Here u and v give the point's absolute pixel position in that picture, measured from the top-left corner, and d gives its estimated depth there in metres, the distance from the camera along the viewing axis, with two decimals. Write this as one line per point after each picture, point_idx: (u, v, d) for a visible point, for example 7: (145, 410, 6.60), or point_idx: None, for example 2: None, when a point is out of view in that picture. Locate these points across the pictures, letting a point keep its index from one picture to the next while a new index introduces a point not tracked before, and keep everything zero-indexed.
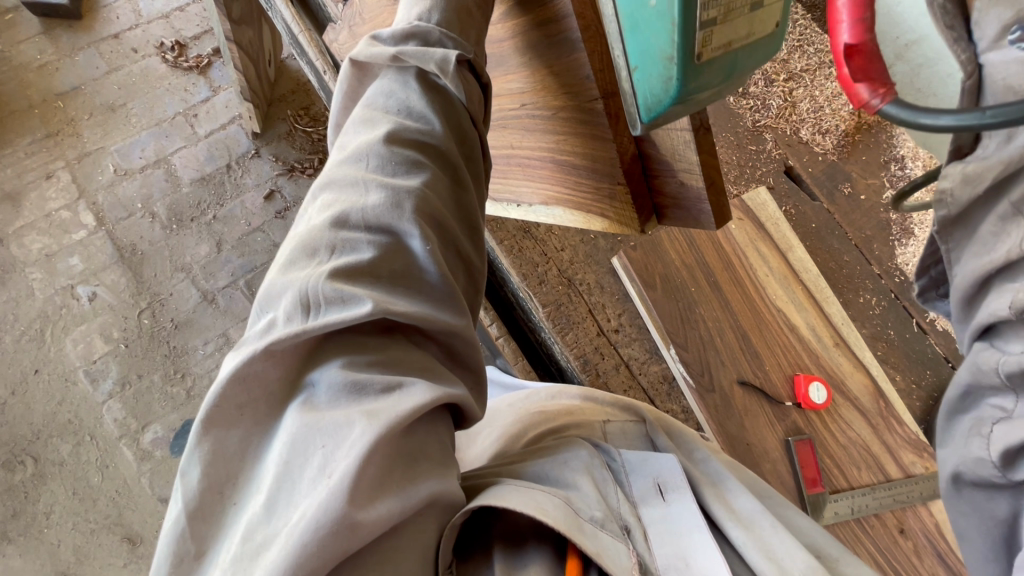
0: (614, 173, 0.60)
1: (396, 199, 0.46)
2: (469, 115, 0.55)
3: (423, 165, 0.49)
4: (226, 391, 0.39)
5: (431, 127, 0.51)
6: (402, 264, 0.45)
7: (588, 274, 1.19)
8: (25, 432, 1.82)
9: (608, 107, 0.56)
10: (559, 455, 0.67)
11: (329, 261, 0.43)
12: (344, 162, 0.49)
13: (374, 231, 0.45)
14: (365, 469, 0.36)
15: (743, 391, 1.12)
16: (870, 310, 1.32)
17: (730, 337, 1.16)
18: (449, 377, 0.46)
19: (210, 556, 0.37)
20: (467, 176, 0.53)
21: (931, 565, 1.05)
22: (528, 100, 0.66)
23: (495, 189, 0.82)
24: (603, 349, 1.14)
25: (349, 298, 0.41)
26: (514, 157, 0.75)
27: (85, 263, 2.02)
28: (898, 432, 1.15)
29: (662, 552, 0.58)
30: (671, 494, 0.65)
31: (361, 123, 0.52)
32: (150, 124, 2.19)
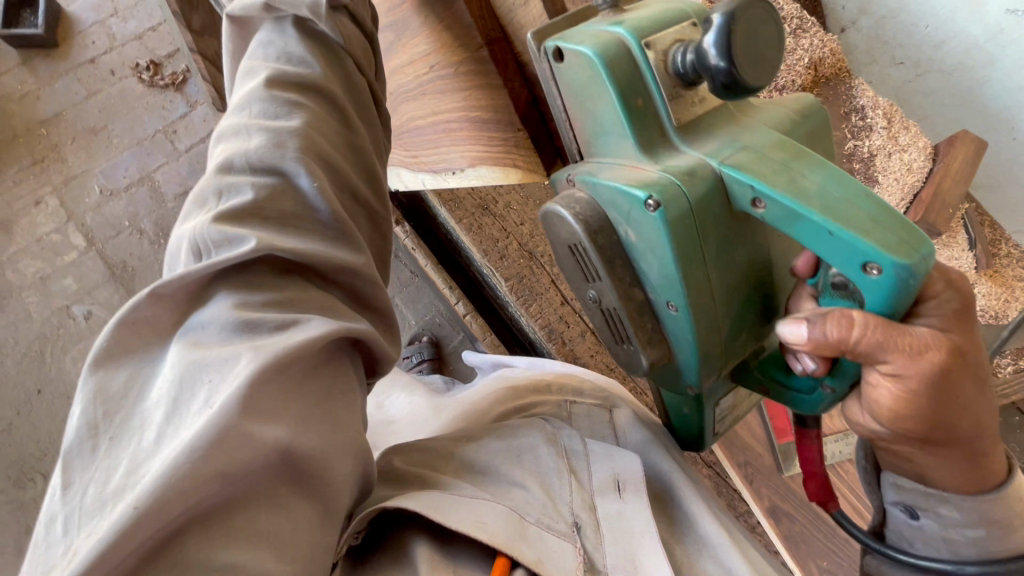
0: (513, 119, 0.64)
1: (277, 139, 0.48)
2: (351, 61, 0.57)
3: (303, 106, 0.50)
4: (116, 334, 0.40)
5: (312, 70, 0.53)
6: (290, 204, 0.47)
7: (548, 245, 1.20)
8: (33, 451, 1.88)
9: (493, 52, 0.62)
10: (514, 440, 0.68)
11: (215, 207, 0.45)
12: (230, 115, 0.52)
13: (258, 172, 0.47)
14: (251, 396, 0.38)
15: None
16: None
17: None
18: (344, 313, 0.47)
19: (79, 490, 0.35)
20: (356, 121, 0.55)
21: None
22: (433, 60, 0.69)
23: (433, 162, 0.85)
24: (568, 317, 1.16)
25: (232, 238, 0.43)
26: (439, 124, 0.77)
27: (78, 283, 2.07)
28: None
29: (613, 550, 0.59)
30: (629, 492, 0.64)
31: (243, 77, 0.54)
32: (131, 143, 2.24)
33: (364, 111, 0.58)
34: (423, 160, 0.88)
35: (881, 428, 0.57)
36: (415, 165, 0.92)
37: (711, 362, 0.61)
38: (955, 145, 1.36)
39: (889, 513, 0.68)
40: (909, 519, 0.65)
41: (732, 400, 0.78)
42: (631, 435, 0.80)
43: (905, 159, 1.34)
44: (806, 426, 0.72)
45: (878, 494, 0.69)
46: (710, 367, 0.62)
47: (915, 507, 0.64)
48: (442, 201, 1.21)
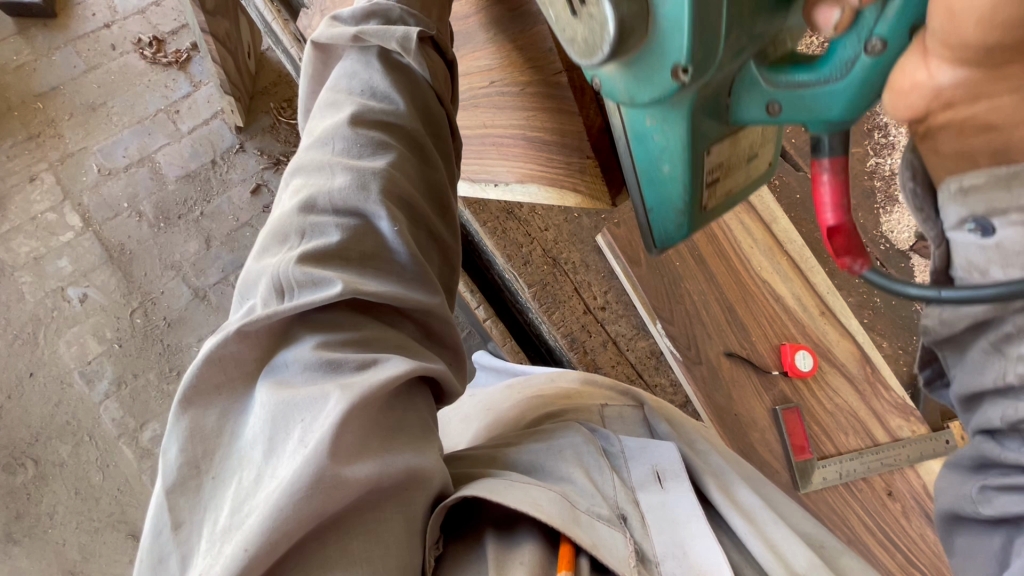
0: (583, 146, 0.66)
1: (361, 181, 0.47)
2: (433, 93, 0.58)
3: (389, 146, 0.51)
4: (204, 371, 0.40)
5: (395, 107, 0.53)
6: (371, 246, 0.47)
7: (573, 252, 1.19)
8: (24, 435, 1.83)
9: (572, 79, 0.63)
10: (553, 440, 0.66)
11: (300, 245, 0.45)
12: (310, 147, 0.52)
13: (342, 214, 0.47)
14: (342, 437, 0.37)
15: (730, 362, 1.13)
16: (857, 279, 1.34)
17: (718, 314, 1.15)
18: (424, 354, 0.47)
19: (188, 527, 0.37)
20: (434, 156, 0.55)
21: (919, 525, 1.09)
22: (496, 77, 0.72)
23: (473, 171, 0.90)
24: (590, 327, 1.15)
25: (320, 281, 0.43)
26: (488, 136, 0.82)
27: (74, 265, 2.01)
28: (884, 397, 1.17)
29: (661, 540, 0.55)
30: (669, 481, 0.63)
31: (327, 107, 0.54)
32: (132, 122, 2.17)
33: (438, 142, 0.58)
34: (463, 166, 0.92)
35: (953, 69, 0.34)
36: None
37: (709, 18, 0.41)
38: None
39: (952, 245, 0.42)
40: (980, 241, 0.39)
41: (758, 141, 0.58)
42: (660, 427, 0.78)
43: None
44: (826, 154, 0.48)
45: (935, 221, 0.42)
46: (706, 39, 0.42)
47: (988, 210, 0.38)
48: (466, 203, 1.18)
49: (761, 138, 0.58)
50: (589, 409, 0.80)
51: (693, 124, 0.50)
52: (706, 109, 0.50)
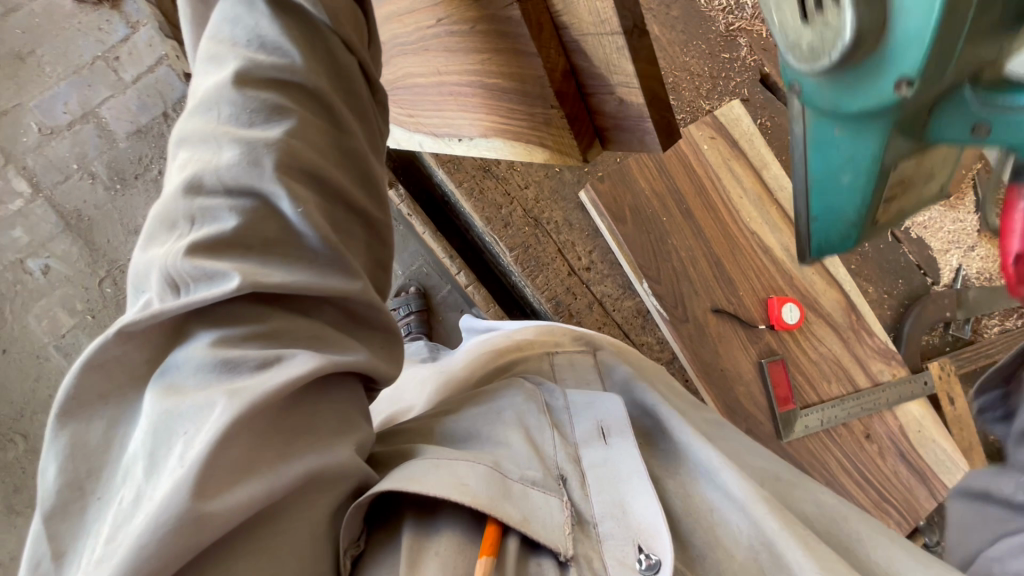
0: (546, 94, 0.48)
1: (251, 157, 0.37)
2: (338, 40, 0.41)
3: (286, 110, 0.39)
4: (83, 379, 0.37)
5: (291, 60, 0.39)
6: (274, 229, 0.40)
7: (554, 211, 1.13)
8: (8, 412, 1.81)
9: (526, 12, 0.44)
10: (494, 402, 0.65)
11: (189, 234, 0.37)
12: (192, 111, 0.39)
13: (234, 194, 0.38)
14: (226, 451, 0.35)
15: (717, 319, 1.11)
16: None
17: (704, 265, 1.12)
18: (337, 344, 0.45)
19: (69, 556, 0.35)
20: (348, 119, 0.42)
21: (892, 462, 1.16)
22: (442, 14, 0.55)
23: (436, 124, 0.76)
24: (575, 289, 1.12)
25: (213, 274, 0.37)
26: (445, 85, 0.66)
27: (29, 235, 1.90)
28: (867, 343, 1.19)
29: (600, 499, 0.54)
30: (614, 437, 0.60)
31: (206, 61, 0.39)
32: (68, 73, 1.96)
33: (352, 98, 0.43)
34: (423, 120, 0.80)
35: None
36: (412, 125, 0.84)
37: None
38: None
39: None
40: None
41: (942, 163, 0.44)
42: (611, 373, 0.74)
43: None
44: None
45: None
46: (943, 40, 0.31)
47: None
48: (438, 162, 1.10)
49: (948, 162, 0.45)
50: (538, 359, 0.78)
51: (885, 142, 0.39)
52: (909, 120, 0.37)
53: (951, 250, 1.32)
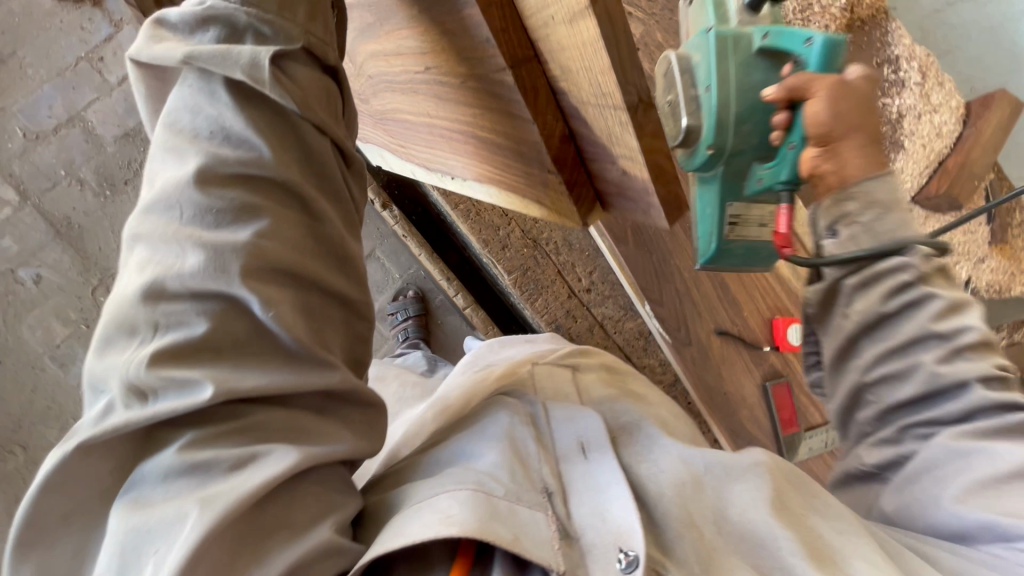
0: (542, 158, 0.44)
1: (218, 263, 0.35)
2: (310, 124, 0.38)
3: (256, 208, 0.36)
4: (43, 501, 0.36)
5: (258, 152, 0.36)
6: (245, 330, 0.37)
7: (554, 231, 1.10)
8: (7, 423, 1.81)
9: (520, 80, 0.39)
10: (478, 424, 0.62)
11: (153, 342, 0.35)
12: (149, 206, 0.36)
13: (201, 297, 0.35)
14: (198, 567, 0.34)
15: (721, 341, 1.08)
16: None
17: (707, 288, 1.08)
18: (317, 429, 0.42)
19: None
20: (322, 204, 0.40)
21: None
22: (429, 64, 0.50)
23: (428, 159, 0.71)
24: (575, 312, 1.10)
25: (184, 381, 0.35)
26: (435, 128, 0.60)
27: (19, 244, 1.85)
28: None
29: (582, 511, 0.51)
30: (593, 451, 0.57)
31: (163, 150, 0.37)
32: (51, 75, 1.87)
33: (324, 182, 0.40)
34: (414, 153, 0.74)
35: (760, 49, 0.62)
36: (403, 154, 0.79)
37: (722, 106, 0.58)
38: (990, 107, 1.27)
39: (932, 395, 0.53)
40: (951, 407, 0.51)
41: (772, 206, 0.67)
42: (598, 398, 0.72)
43: (934, 121, 1.27)
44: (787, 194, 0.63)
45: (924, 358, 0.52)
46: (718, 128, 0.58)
47: (839, 220, 0.54)
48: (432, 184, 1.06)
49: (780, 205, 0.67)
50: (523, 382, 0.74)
51: (719, 194, 0.66)
52: (728, 178, 0.64)
53: (961, 262, 1.27)
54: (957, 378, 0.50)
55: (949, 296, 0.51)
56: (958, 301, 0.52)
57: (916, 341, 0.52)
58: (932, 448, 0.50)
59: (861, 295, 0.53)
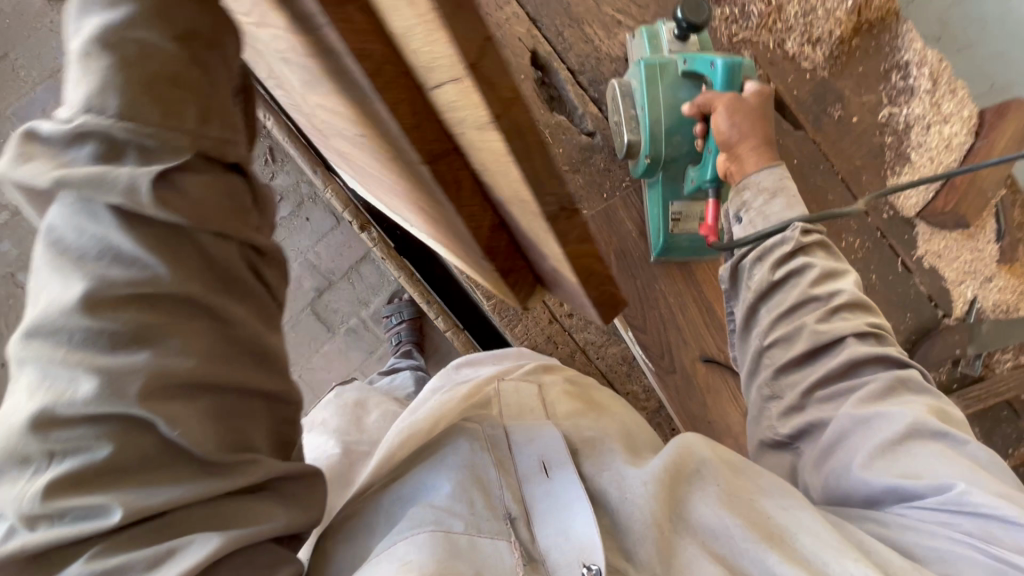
0: (474, 248, 0.41)
1: (112, 391, 0.34)
2: (210, 235, 0.35)
3: (155, 329, 0.34)
4: None
5: (153, 274, 0.33)
6: (150, 447, 0.37)
7: None
8: None
9: (439, 175, 0.35)
10: (441, 455, 0.60)
11: (51, 470, 0.35)
12: (32, 324, 0.34)
13: (99, 422, 0.35)
14: None
15: (706, 369, 1.06)
16: (854, 254, 1.20)
17: (694, 314, 1.06)
18: (240, 512, 0.42)
19: None
20: (232, 309, 0.38)
21: None
22: (359, 132, 0.46)
23: (385, 198, 0.68)
24: (556, 337, 1.07)
25: (94, 504, 0.36)
26: (382, 179, 0.57)
27: (16, 247, 1.85)
28: None
29: (547, 534, 0.54)
30: (556, 470, 0.60)
31: (48, 272, 0.33)
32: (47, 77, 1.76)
33: (233, 286, 0.38)
34: (372, 188, 0.71)
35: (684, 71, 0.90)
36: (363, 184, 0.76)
37: (657, 132, 0.90)
38: (1006, 115, 1.21)
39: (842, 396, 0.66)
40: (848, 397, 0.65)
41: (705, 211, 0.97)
42: (562, 419, 0.71)
43: (944, 133, 1.22)
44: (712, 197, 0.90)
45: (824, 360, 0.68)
46: (653, 147, 0.91)
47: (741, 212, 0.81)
48: None
49: None
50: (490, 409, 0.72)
51: (663, 194, 0.97)
52: (668, 183, 0.96)
53: (966, 281, 1.25)
54: (838, 333, 0.68)
55: (822, 266, 0.72)
56: (829, 269, 0.73)
57: (804, 303, 0.71)
58: (841, 418, 0.63)
59: (758, 267, 0.76)
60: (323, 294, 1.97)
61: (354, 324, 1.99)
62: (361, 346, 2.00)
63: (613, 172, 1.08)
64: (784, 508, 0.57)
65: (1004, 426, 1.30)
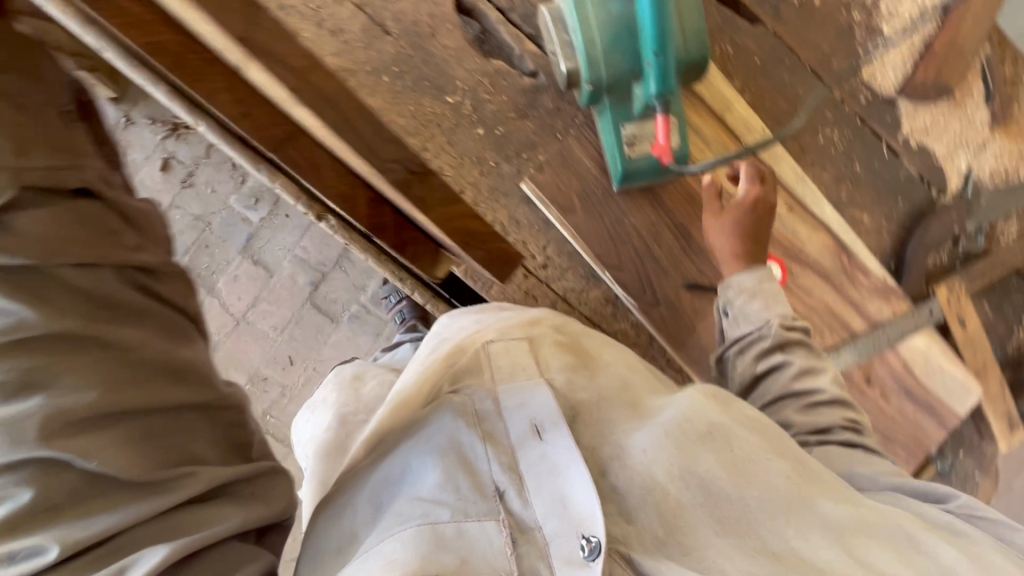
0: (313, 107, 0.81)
1: (14, 436, 0.36)
2: (69, 264, 0.41)
3: (43, 371, 0.38)
4: None
5: (21, 316, 0.37)
6: (72, 482, 0.38)
7: (498, 212, 1.03)
8: None
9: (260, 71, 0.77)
10: (423, 431, 0.61)
11: None
12: None
13: (12, 468, 0.36)
14: None
15: (691, 295, 1.04)
16: (833, 148, 1.14)
17: (669, 242, 1.03)
18: (197, 518, 0.42)
19: None
20: (120, 333, 0.42)
21: (895, 401, 1.13)
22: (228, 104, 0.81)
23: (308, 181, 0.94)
24: (534, 291, 1.05)
25: (26, 549, 0.36)
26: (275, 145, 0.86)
27: None
28: (863, 283, 1.12)
29: (539, 501, 0.55)
30: (547, 433, 0.59)
31: None
32: None
33: (119, 309, 0.43)
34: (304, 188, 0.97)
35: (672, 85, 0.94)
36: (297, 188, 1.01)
37: (593, 56, 0.84)
38: None
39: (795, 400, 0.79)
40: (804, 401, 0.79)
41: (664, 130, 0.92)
42: (556, 377, 0.67)
43: None
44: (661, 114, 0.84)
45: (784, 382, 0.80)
46: (593, 72, 0.85)
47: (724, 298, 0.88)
48: None
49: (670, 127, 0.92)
50: (481, 366, 0.69)
51: (613, 119, 0.91)
52: (617, 106, 0.90)
53: (958, 153, 1.18)
54: (823, 424, 0.76)
55: (799, 363, 0.81)
56: (808, 365, 0.81)
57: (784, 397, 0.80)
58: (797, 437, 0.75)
59: (742, 358, 0.85)
60: (319, 287, 1.98)
61: (355, 311, 1.98)
62: (368, 330, 1.97)
63: (564, 111, 1.03)
64: (798, 478, 0.59)
65: (1016, 295, 1.25)
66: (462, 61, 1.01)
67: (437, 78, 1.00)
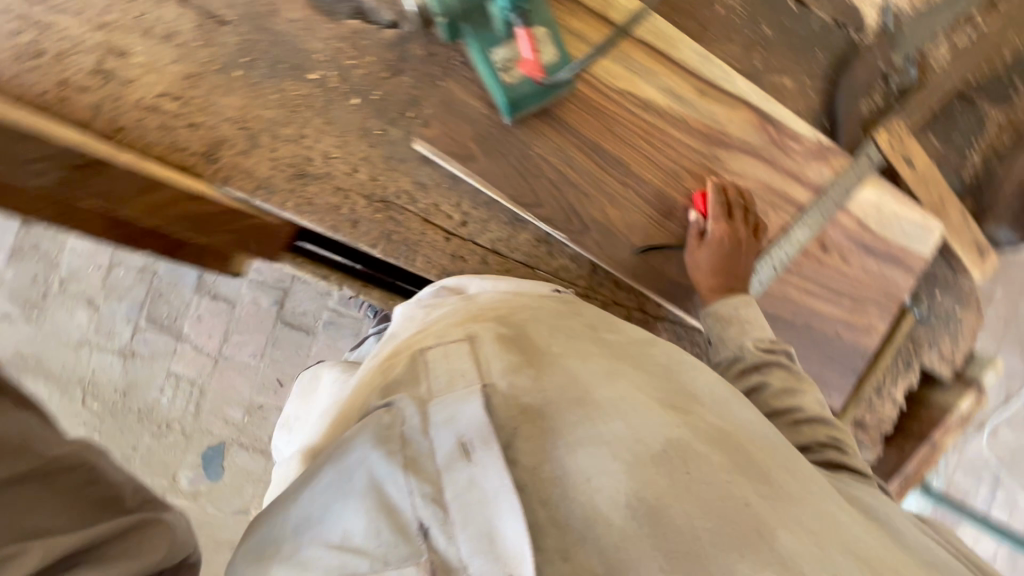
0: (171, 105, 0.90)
1: None
2: None
3: None
4: None
5: None
6: None
7: (400, 180, 0.97)
8: None
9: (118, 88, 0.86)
10: (344, 461, 0.56)
11: None
12: None
13: None
14: None
15: (620, 211, 1.00)
16: (731, 17, 1.07)
17: (583, 164, 0.97)
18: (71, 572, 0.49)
19: None
20: None
21: (856, 260, 1.09)
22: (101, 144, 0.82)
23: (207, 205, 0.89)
24: (461, 251, 1.01)
25: None
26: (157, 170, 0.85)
27: None
28: (796, 150, 1.06)
29: (466, 535, 0.50)
30: (478, 453, 0.53)
31: None
32: None
33: None
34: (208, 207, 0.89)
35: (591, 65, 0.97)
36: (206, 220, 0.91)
37: None
38: None
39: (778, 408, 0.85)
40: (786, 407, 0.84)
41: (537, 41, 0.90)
42: (498, 382, 0.61)
43: None
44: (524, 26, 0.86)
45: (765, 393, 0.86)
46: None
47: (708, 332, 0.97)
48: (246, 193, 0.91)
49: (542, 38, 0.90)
50: (414, 370, 0.63)
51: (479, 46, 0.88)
52: (479, 30, 0.87)
53: None
54: (805, 440, 0.81)
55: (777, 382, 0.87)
56: (785, 386, 0.86)
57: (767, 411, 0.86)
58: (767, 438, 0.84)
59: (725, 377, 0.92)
60: (284, 305, 1.93)
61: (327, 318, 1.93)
62: (346, 333, 1.94)
63: (438, 54, 0.95)
64: (758, 500, 0.55)
65: (965, 119, 1.18)
66: (315, 31, 0.92)
67: (293, 56, 0.92)
